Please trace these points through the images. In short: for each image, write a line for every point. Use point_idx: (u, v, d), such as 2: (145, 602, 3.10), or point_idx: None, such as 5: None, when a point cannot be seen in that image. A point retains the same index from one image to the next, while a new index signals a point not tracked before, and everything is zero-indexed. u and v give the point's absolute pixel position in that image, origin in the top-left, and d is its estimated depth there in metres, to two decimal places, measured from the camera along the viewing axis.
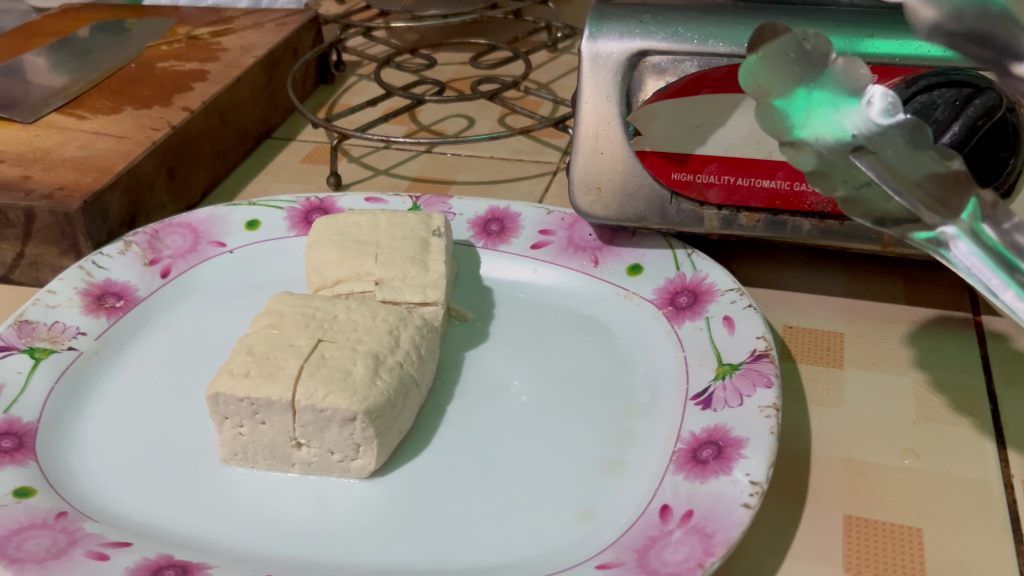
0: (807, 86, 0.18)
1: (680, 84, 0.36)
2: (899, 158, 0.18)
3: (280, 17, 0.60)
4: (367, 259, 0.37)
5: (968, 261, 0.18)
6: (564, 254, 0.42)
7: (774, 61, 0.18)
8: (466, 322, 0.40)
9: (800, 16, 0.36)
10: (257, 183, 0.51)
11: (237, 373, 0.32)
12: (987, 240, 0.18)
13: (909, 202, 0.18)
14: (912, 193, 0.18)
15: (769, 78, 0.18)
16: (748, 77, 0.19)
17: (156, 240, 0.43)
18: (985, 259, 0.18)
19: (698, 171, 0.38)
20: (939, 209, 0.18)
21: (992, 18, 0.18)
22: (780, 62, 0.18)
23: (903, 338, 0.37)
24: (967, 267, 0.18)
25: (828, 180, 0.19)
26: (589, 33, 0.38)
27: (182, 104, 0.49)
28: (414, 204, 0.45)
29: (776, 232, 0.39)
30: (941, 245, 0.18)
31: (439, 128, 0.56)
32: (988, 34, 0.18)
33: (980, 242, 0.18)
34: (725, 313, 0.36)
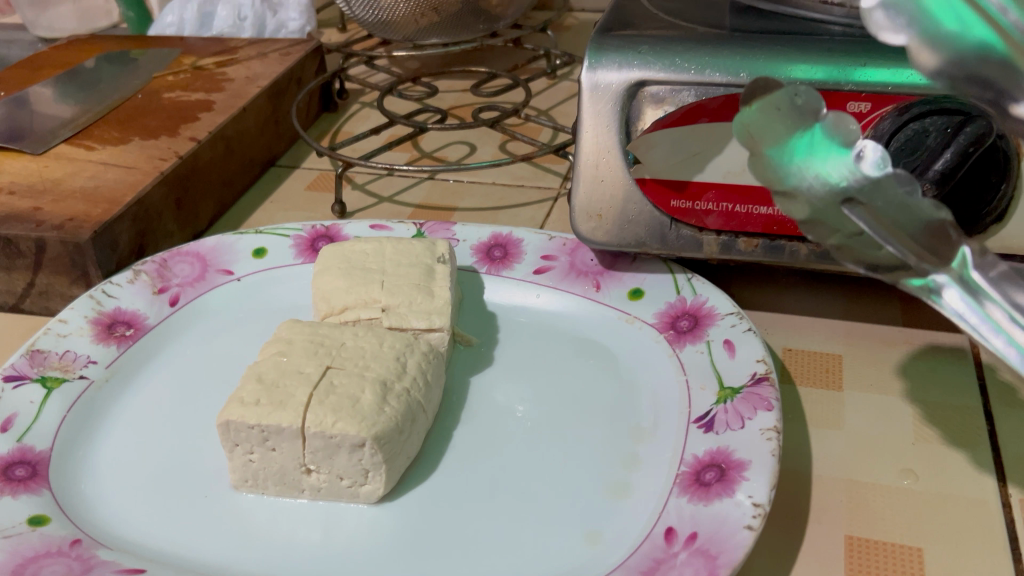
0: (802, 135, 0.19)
1: (678, 113, 0.38)
2: (888, 209, 0.19)
3: (284, 47, 0.61)
4: (374, 286, 0.38)
5: (957, 306, 0.20)
6: (566, 279, 0.42)
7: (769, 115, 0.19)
8: (470, 347, 0.40)
9: (794, 47, 0.37)
10: (262, 211, 0.52)
11: (247, 402, 0.32)
12: (973, 285, 0.20)
13: (902, 251, 0.19)
14: (901, 243, 0.19)
15: (763, 129, 0.19)
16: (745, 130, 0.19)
17: (164, 269, 0.43)
18: (972, 302, 0.20)
19: (696, 198, 0.39)
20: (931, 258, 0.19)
21: (992, 66, 0.18)
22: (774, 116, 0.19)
23: (900, 360, 0.38)
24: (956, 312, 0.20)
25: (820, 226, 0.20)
26: (589, 64, 0.39)
27: (188, 134, 0.50)
28: (418, 231, 0.45)
29: (774, 257, 0.39)
30: (933, 292, 0.20)
31: (441, 155, 0.57)
32: (987, 80, 0.19)
33: (968, 289, 0.20)
34: (725, 337, 0.37)
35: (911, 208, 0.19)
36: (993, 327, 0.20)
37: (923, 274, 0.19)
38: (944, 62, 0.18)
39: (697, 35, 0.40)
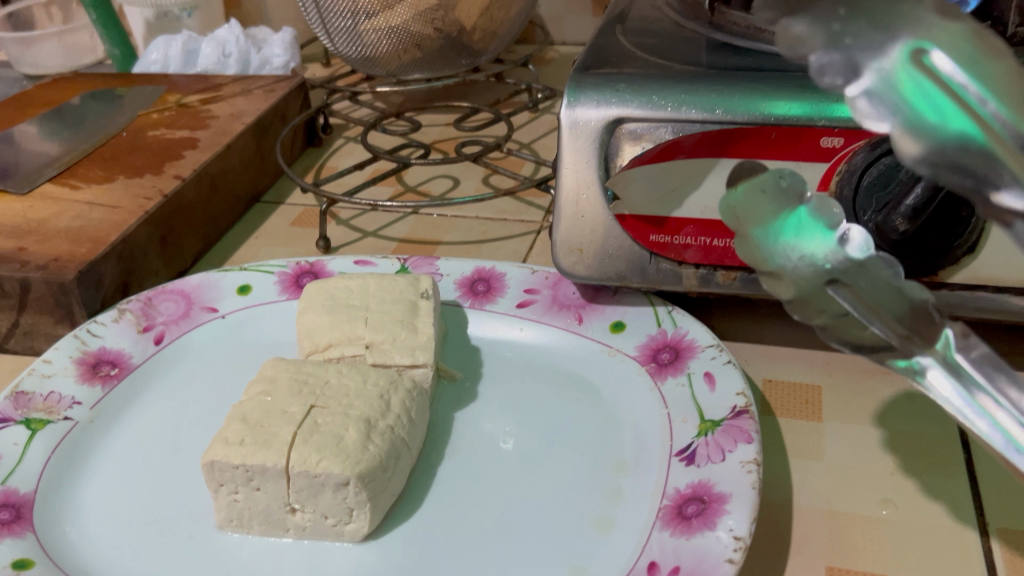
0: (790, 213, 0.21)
1: (655, 150, 0.38)
2: (869, 291, 0.20)
3: (267, 84, 0.62)
4: (358, 323, 0.38)
5: (943, 389, 0.19)
6: (548, 312, 0.43)
7: (758, 196, 0.21)
8: (454, 381, 0.41)
9: (768, 83, 0.38)
10: (247, 247, 0.52)
11: (232, 442, 0.33)
12: (959, 368, 0.19)
13: (884, 329, 0.19)
14: (884, 321, 0.20)
15: (753, 208, 0.21)
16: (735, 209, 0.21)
17: (149, 308, 0.44)
18: (959, 386, 0.19)
19: (675, 232, 0.39)
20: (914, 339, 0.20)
21: (973, 153, 0.16)
22: (763, 196, 0.21)
23: (879, 390, 0.39)
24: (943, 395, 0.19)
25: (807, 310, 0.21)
26: (568, 102, 0.40)
27: (173, 172, 0.51)
28: (402, 266, 0.46)
29: (752, 288, 0.40)
30: (918, 374, 0.20)
31: (425, 189, 0.57)
32: (969, 168, 0.16)
33: (955, 371, 0.19)
34: (706, 369, 0.37)
35: (893, 293, 0.20)
36: (980, 413, 0.19)
37: (908, 355, 0.19)
38: (926, 152, 0.16)
39: (674, 72, 0.40)
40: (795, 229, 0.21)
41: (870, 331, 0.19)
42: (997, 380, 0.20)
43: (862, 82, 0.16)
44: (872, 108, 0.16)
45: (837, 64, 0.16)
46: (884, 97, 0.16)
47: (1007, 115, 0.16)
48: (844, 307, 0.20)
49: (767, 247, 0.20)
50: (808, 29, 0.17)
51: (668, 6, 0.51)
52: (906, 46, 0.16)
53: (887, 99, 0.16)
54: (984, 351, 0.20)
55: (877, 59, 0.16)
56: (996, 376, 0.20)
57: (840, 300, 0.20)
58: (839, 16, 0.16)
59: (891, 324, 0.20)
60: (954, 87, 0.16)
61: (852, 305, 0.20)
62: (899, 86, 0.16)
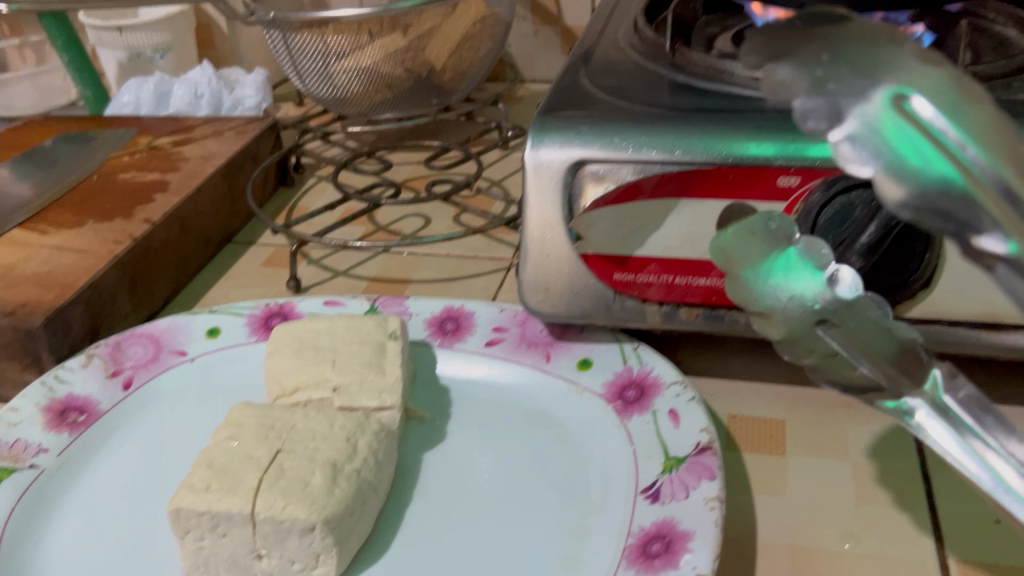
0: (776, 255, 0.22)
1: (615, 192, 0.39)
2: (859, 331, 0.21)
3: (239, 125, 0.63)
4: (325, 365, 0.39)
5: (934, 428, 0.20)
6: (517, 350, 0.43)
7: (747, 240, 0.22)
8: (423, 422, 0.41)
9: (725, 123, 0.39)
10: (218, 288, 0.52)
11: (198, 488, 0.33)
12: (949, 409, 0.20)
13: (871, 368, 0.21)
14: (873, 362, 0.21)
15: (742, 252, 0.22)
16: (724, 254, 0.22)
17: (118, 353, 0.44)
18: (949, 425, 0.20)
19: (638, 271, 0.40)
20: (901, 379, 0.21)
21: (954, 197, 0.16)
22: (751, 240, 0.22)
23: (842, 423, 0.39)
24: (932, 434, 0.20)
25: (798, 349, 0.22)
26: (532, 143, 0.41)
27: (143, 216, 0.51)
28: (371, 306, 0.46)
29: (714, 325, 0.41)
30: (908, 414, 0.20)
31: (396, 227, 0.57)
32: (950, 213, 0.16)
33: (943, 411, 0.20)
34: (670, 406, 0.38)
35: (881, 334, 0.21)
36: (978, 458, 0.20)
37: (897, 396, 0.21)
38: (910, 197, 0.16)
39: (635, 114, 0.41)
40: (785, 268, 0.22)
41: (860, 371, 0.21)
42: (985, 421, 0.20)
43: (843, 124, 0.16)
44: (855, 151, 0.16)
45: (819, 111, 0.16)
46: (868, 140, 0.16)
47: (988, 161, 0.16)
48: (833, 347, 0.21)
49: (755, 288, 0.22)
50: (792, 73, 0.16)
51: (631, 47, 0.52)
52: (886, 90, 0.16)
53: (870, 141, 0.16)
54: (971, 391, 0.21)
55: (858, 103, 0.16)
56: (985, 418, 0.20)
57: (830, 340, 0.21)
58: (822, 62, 0.16)
59: (880, 365, 0.21)
60: (933, 132, 0.16)
61: (843, 345, 0.21)
62: (879, 129, 0.16)
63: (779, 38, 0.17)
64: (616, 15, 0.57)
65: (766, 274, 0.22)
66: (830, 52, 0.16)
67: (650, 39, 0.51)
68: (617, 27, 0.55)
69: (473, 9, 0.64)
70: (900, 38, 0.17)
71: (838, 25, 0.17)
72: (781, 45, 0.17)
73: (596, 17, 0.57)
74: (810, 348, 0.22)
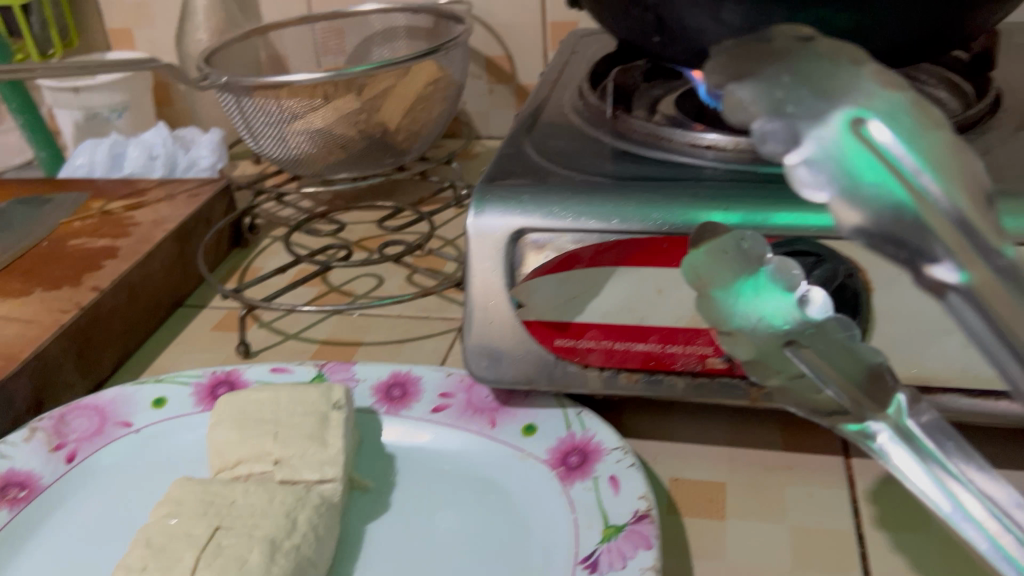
0: (747, 279, 0.25)
1: (555, 261, 0.40)
2: (827, 354, 0.24)
3: (193, 188, 0.63)
4: (267, 438, 0.39)
5: (895, 453, 0.22)
6: (462, 416, 0.43)
7: (720, 260, 0.25)
8: (367, 492, 0.41)
9: (660, 193, 0.40)
10: (168, 354, 0.52)
11: (134, 568, 0.33)
12: (913, 436, 0.22)
13: (838, 391, 0.23)
14: (839, 385, 0.23)
15: (713, 272, 0.25)
16: (694, 272, 0.25)
17: (62, 425, 0.43)
18: (910, 449, 0.22)
19: (579, 336, 0.41)
20: (866, 401, 0.23)
21: (907, 223, 0.17)
22: (723, 259, 0.25)
23: (781, 485, 0.40)
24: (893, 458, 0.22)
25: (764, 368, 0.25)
26: (474, 212, 0.42)
27: (91, 283, 0.51)
28: (318, 373, 0.46)
29: (654, 390, 0.41)
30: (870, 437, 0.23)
31: (349, 288, 0.58)
32: (903, 240, 0.17)
33: (906, 435, 0.22)
34: (611, 472, 0.38)
35: (847, 355, 0.24)
36: (940, 486, 0.21)
37: (861, 419, 0.23)
38: (866, 221, 0.17)
39: (575, 182, 0.42)
40: (756, 291, 0.25)
41: (828, 392, 0.23)
42: (948, 449, 0.22)
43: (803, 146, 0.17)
44: (814, 171, 0.17)
45: (780, 131, 0.17)
46: (825, 160, 0.17)
47: (938, 190, 0.17)
48: (803, 368, 0.24)
49: (726, 308, 0.25)
50: (752, 95, 0.18)
51: (575, 112, 0.53)
52: (842, 116, 0.17)
53: (828, 161, 0.17)
54: (933, 418, 0.23)
55: (817, 127, 0.17)
56: (946, 444, 0.22)
57: (799, 361, 0.24)
58: (783, 87, 0.18)
59: (847, 387, 0.23)
60: (884, 160, 0.17)
61: (811, 365, 0.24)
62: (839, 154, 0.17)
63: (741, 57, 0.19)
64: (561, 80, 0.59)
65: (733, 304, 0.25)
66: (789, 75, 0.18)
67: (593, 105, 0.52)
68: (562, 93, 0.57)
69: (426, 71, 0.66)
70: (855, 69, 0.18)
71: (796, 48, 0.19)
72: (744, 66, 0.19)
73: (542, 84, 0.59)
74: (780, 369, 0.25)
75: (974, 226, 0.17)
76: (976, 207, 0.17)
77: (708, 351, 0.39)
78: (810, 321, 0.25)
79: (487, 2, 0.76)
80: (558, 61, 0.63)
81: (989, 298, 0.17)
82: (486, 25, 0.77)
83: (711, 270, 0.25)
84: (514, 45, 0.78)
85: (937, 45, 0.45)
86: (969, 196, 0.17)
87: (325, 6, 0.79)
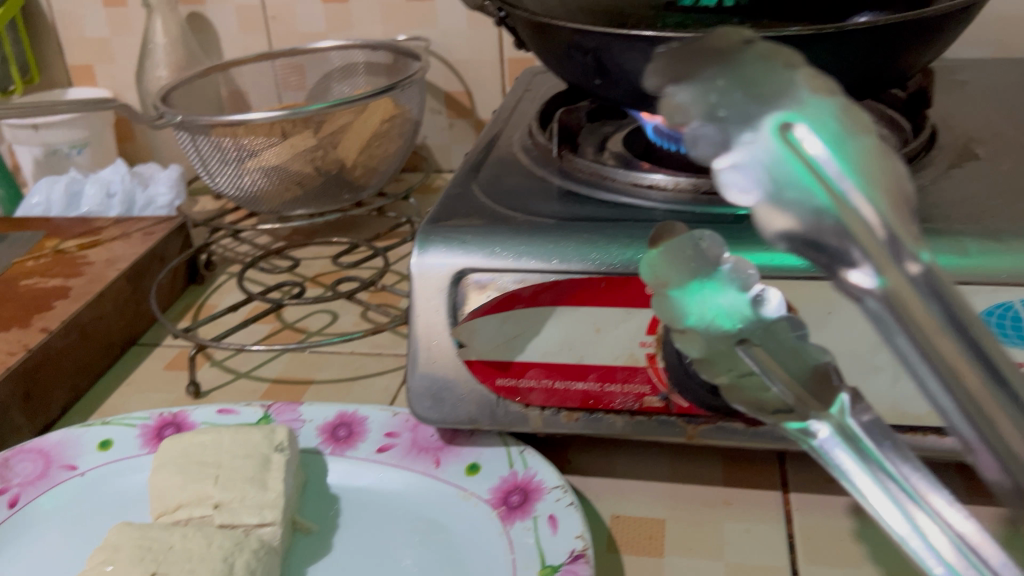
0: (702, 278, 0.22)
1: (494, 301, 0.40)
2: (776, 351, 0.22)
3: (149, 226, 0.63)
4: (207, 481, 0.39)
5: (840, 457, 0.21)
6: (407, 456, 0.44)
7: (673, 257, 0.23)
8: (310, 534, 0.41)
9: (600, 233, 0.41)
10: (118, 394, 0.52)
11: None
12: (856, 437, 0.21)
13: (782, 389, 0.22)
14: (785, 382, 0.22)
15: (668, 270, 0.23)
16: (649, 271, 0.23)
17: (5, 470, 0.43)
18: (853, 452, 0.21)
19: (520, 375, 0.41)
20: (812, 401, 0.22)
21: (828, 227, 0.16)
22: (681, 258, 0.23)
23: (719, 521, 0.40)
24: (834, 458, 0.21)
25: (713, 367, 0.23)
26: (418, 251, 0.42)
27: (40, 324, 0.51)
28: (264, 414, 0.46)
29: (594, 428, 0.42)
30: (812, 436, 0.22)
31: (302, 325, 0.58)
32: (824, 244, 0.16)
33: (847, 435, 0.21)
34: (550, 511, 0.39)
35: (797, 353, 0.22)
36: (878, 484, 0.21)
37: (804, 417, 0.22)
38: (791, 226, 0.16)
39: (517, 222, 0.43)
40: (710, 290, 0.23)
41: (774, 390, 0.22)
42: (887, 448, 0.21)
43: (733, 148, 0.16)
44: (743, 174, 0.16)
45: (713, 136, 0.16)
46: (756, 162, 0.16)
47: (864, 197, 0.16)
48: (752, 366, 0.22)
49: (677, 313, 0.22)
50: (690, 98, 0.16)
51: (525, 151, 0.54)
52: (773, 119, 0.16)
53: (758, 162, 0.16)
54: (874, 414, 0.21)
55: (749, 129, 0.16)
56: (886, 444, 0.21)
57: (750, 359, 0.22)
58: (719, 88, 0.16)
59: (791, 387, 0.22)
60: (813, 164, 0.16)
61: (757, 362, 0.22)
62: (766, 161, 0.16)
63: (685, 52, 0.17)
64: (513, 118, 0.60)
65: (686, 304, 0.22)
66: (726, 76, 0.16)
67: (541, 144, 0.53)
68: (513, 131, 0.58)
69: (382, 108, 0.67)
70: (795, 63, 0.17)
71: (739, 45, 0.16)
72: (683, 63, 0.16)
73: (495, 120, 0.60)
74: (728, 367, 0.23)
75: (896, 229, 0.16)
76: (898, 207, 0.16)
77: (646, 389, 0.40)
78: (764, 319, 0.23)
79: (445, 38, 0.77)
80: (512, 99, 0.64)
81: (904, 306, 0.16)
82: (445, 61, 0.78)
83: (667, 267, 0.22)
84: (473, 80, 0.79)
85: (869, 86, 0.46)
86: (895, 192, 0.16)
87: (285, 43, 0.80)
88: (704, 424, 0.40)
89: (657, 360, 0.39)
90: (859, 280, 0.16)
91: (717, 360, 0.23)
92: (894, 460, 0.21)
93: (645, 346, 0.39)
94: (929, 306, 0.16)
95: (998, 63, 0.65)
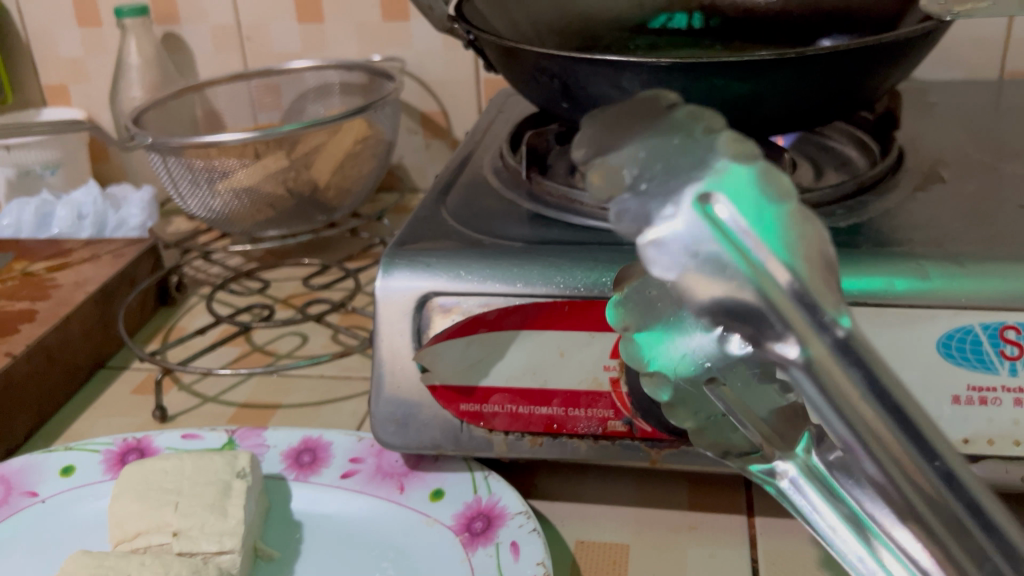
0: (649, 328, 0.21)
1: (458, 325, 0.40)
2: (741, 393, 0.21)
3: (119, 249, 0.63)
4: (166, 509, 0.39)
5: (807, 494, 0.22)
6: (371, 482, 0.43)
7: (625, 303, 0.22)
8: (272, 561, 0.41)
9: (564, 256, 0.41)
10: (83, 419, 0.52)
11: None
12: (818, 477, 0.21)
13: (751, 429, 0.22)
14: (751, 420, 0.22)
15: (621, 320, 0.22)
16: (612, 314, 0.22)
17: None
18: (820, 492, 0.21)
19: (484, 400, 0.41)
20: (776, 441, 0.22)
21: (750, 298, 0.16)
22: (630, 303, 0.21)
23: (684, 545, 0.40)
24: (799, 499, 0.22)
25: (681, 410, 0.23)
26: (382, 275, 0.42)
27: (5, 348, 0.50)
28: (229, 439, 0.46)
29: (559, 453, 0.41)
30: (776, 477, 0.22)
31: (272, 347, 0.58)
32: (749, 317, 0.16)
33: (813, 477, 0.21)
34: (513, 537, 0.38)
35: (762, 390, 0.21)
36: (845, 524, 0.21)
37: (768, 460, 0.22)
38: (716, 299, 0.16)
39: (483, 246, 0.43)
40: (659, 341, 0.21)
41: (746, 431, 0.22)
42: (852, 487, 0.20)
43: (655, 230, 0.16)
44: (665, 256, 0.16)
45: (634, 210, 0.16)
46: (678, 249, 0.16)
47: (787, 273, 0.16)
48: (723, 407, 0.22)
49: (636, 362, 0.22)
50: (621, 164, 0.16)
51: (494, 173, 0.54)
52: (692, 191, 0.16)
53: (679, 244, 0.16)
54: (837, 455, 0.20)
55: (668, 203, 0.16)
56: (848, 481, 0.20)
57: (719, 399, 0.22)
58: (642, 159, 0.16)
59: (758, 427, 0.22)
60: (732, 234, 0.16)
61: (725, 405, 0.22)
62: (685, 234, 0.16)
63: (614, 125, 0.17)
64: (485, 139, 0.60)
65: (643, 355, 0.22)
66: (648, 147, 0.16)
67: (510, 167, 0.53)
68: (484, 153, 0.58)
69: (355, 129, 0.67)
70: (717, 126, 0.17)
71: (664, 116, 0.17)
72: (611, 135, 0.17)
73: (467, 140, 0.60)
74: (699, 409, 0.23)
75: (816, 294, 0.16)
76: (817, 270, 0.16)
77: (609, 414, 0.40)
78: (713, 366, 0.21)
79: (420, 59, 0.77)
80: (484, 120, 0.64)
81: (827, 372, 0.16)
82: (420, 81, 0.78)
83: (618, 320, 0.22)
84: (448, 101, 0.79)
85: (830, 110, 0.46)
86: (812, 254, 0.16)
87: (260, 63, 0.80)
88: (667, 448, 0.40)
89: (620, 385, 0.39)
90: (783, 354, 0.16)
91: (692, 401, 0.23)
92: (858, 495, 0.20)
93: (608, 370, 0.39)
94: (849, 371, 0.16)
95: (966, 85, 0.66)
